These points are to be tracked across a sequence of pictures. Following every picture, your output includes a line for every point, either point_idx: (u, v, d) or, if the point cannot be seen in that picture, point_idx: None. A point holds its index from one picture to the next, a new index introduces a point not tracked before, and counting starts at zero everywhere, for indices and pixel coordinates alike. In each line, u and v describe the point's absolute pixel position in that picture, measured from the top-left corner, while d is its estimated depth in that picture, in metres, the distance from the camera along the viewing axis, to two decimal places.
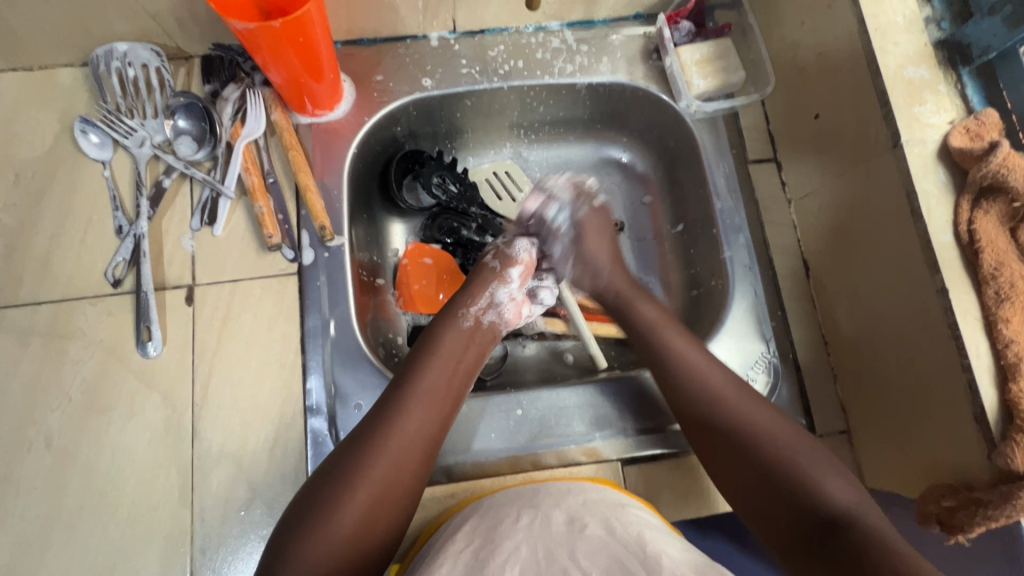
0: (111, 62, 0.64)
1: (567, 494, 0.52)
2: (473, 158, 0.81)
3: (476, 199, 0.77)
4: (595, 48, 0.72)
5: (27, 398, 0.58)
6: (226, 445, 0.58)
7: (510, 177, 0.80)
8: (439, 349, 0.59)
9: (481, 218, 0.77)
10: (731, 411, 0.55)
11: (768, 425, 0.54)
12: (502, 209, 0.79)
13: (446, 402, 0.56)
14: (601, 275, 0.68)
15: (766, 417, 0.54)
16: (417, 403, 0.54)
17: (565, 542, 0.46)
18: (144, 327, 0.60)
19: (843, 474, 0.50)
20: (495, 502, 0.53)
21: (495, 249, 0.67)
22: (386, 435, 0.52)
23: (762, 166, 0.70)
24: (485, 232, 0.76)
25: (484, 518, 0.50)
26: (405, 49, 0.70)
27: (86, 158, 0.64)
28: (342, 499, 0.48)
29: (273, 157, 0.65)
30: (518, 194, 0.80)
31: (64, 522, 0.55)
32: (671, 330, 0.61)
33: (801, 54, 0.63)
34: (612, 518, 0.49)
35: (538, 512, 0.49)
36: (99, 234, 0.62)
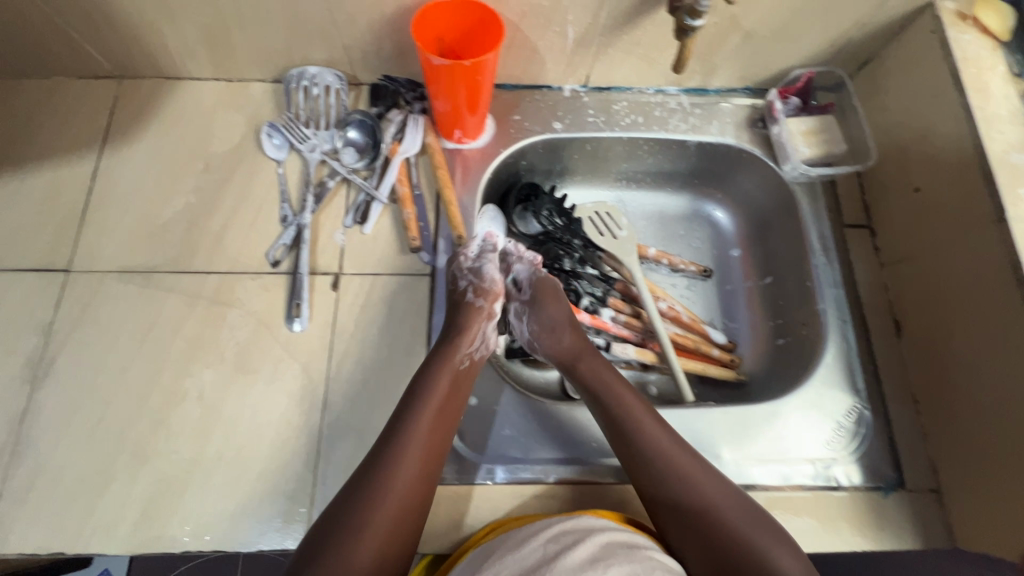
0: (301, 81, 0.75)
1: (592, 531, 0.53)
2: (578, 196, 0.90)
3: (580, 230, 0.84)
4: (707, 113, 0.81)
5: (188, 351, 0.65)
6: (352, 418, 0.64)
7: (611, 217, 0.84)
8: (433, 387, 0.60)
9: (582, 250, 0.85)
10: (694, 482, 0.57)
11: (724, 498, 0.56)
12: (606, 243, 0.83)
13: (440, 441, 0.58)
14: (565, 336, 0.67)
15: (719, 487, 0.57)
16: (415, 446, 0.56)
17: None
18: (295, 304, 0.67)
19: (793, 550, 0.54)
20: (513, 536, 0.54)
21: (470, 283, 0.66)
22: (386, 479, 0.54)
23: (857, 231, 0.75)
24: (584, 264, 0.85)
25: (508, 549, 0.52)
26: (541, 96, 0.80)
27: (264, 156, 0.75)
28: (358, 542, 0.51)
29: (421, 173, 0.74)
30: (618, 232, 0.83)
31: (203, 467, 0.61)
32: (629, 396, 0.63)
33: (904, 134, 0.70)
34: (633, 561, 0.50)
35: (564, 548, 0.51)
36: (266, 220, 0.72)
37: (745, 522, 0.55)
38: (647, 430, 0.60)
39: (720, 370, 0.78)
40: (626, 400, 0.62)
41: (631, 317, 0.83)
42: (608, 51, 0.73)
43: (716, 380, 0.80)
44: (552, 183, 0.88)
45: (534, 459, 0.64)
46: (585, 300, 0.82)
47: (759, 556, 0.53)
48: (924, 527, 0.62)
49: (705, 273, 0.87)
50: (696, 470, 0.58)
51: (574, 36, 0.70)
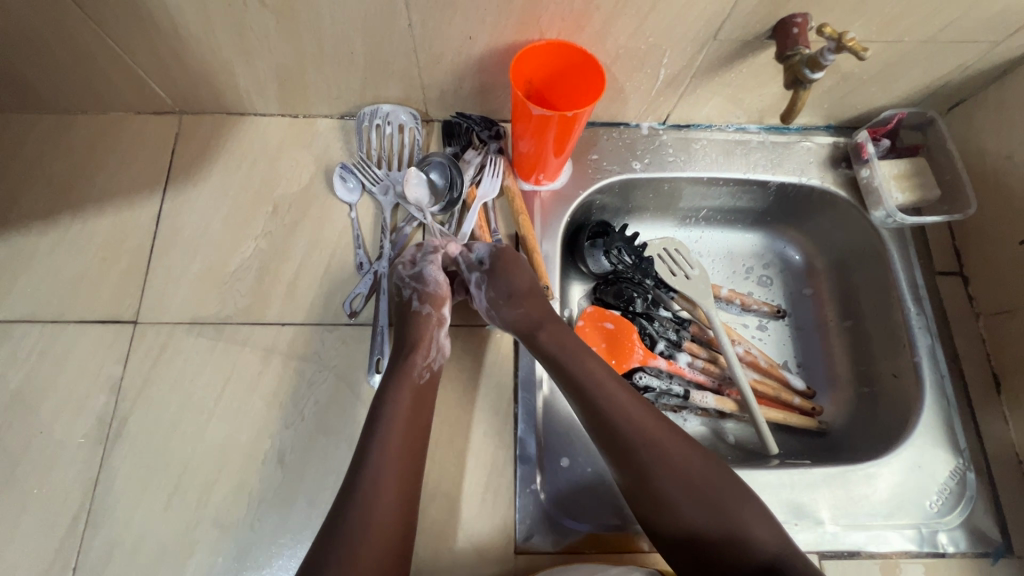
0: (374, 119, 0.72)
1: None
2: (648, 231, 0.87)
3: (652, 270, 0.82)
4: (789, 152, 0.78)
5: (266, 410, 0.62)
6: (441, 481, 0.61)
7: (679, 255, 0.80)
8: (396, 405, 0.55)
9: (654, 290, 0.82)
10: (663, 451, 0.54)
11: (694, 466, 0.54)
12: (678, 284, 0.79)
13: (415, 465, 0.53)
14: (523, 304, 0.63)
15: (691, 454, 0.55)
16: (390, 478, 0.51)
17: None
18: (375, 359, 0.64)
19: (765, 513, 0.52)
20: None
21: (416, 291, 0.63)
22: (364, 527, 0.48)
23: (949, 279, 0.72)
24: (654, 304, 0.82)
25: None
26: (619, 134, 0.77)
27: (335, 198, 0.71)
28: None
29: (499, 217, 0.72)
30: (691, 271, 0.79)
31: (289, 536, 0.58)
32: (599, 364, 0.59)
33: (1007, 183, 0.67)
34: None
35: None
36: (340, 267, 0.69)
37: (715, 489, 0.53)
38: (619, 403, 0.56)
39: (802, 419, 0.76)
40: (595, 369, 0.59)
41: (707, 362, 0.80)
42: (697, 91, 0.70)
43: (797, 429, 0.77)
44: (622, 219, 0.85)
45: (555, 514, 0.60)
46: (660, 344, 0.79)
47: (732, 522, 0.51)
48: None
49: (779, 314, 0.83)
50: (664, 438, 0.55)
51: (664, 77, 0.68)
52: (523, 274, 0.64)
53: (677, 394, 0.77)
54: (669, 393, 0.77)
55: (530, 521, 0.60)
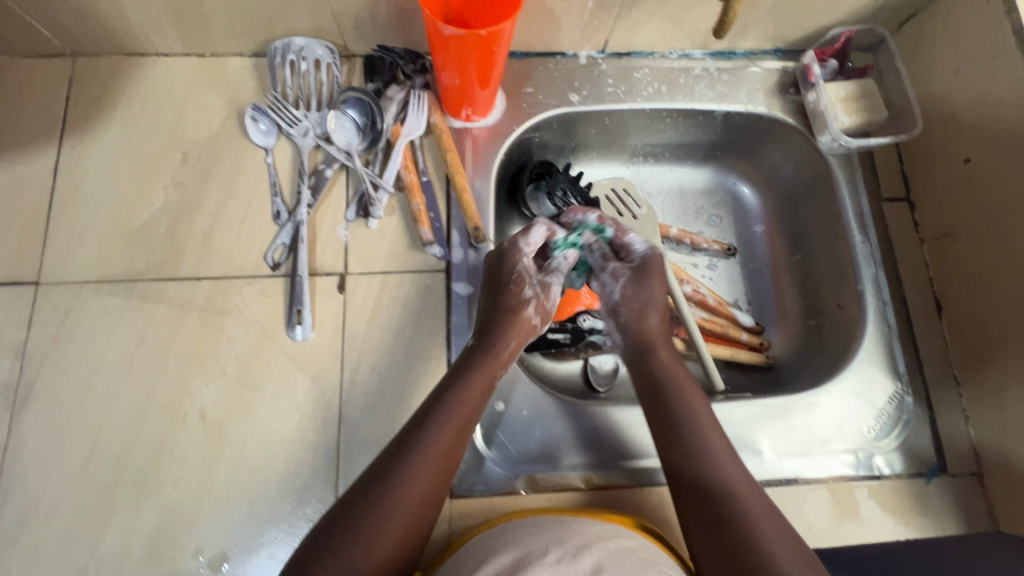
0: (287, 54, 0.67)
1: (601, 535, 0.49)
2: (592, 172, 0.83)
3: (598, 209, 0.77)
4: (736, 78, 0.74)
5: (184, 368, 0.59)
6: (371, 431, 0.59)
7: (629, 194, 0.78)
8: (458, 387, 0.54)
9: None
10: (749, 515, 0.50)
11: (782, 541, 0.48)
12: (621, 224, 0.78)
13: (455, 455, 0.52)
14: (648, 309, 0.63)
15: (780, 533, 0.49)
16: (438, 456, 0.50)
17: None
18: (296, 310, 0.61)
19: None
20: (503, 540, 0.50)
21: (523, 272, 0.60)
22: (423, 455, 0.50)
23: (895, 205, 0.71)
24: None
25: (508, 548, 0.48)
26: (555, 65, 0.72)
27: (250, 142, 0.66)
28: (364, 555, 0.45)
29: (427, 157, 0.67)
30: (637, 210, 0.77)
31: (214, 494, 0.56)
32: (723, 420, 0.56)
33: (955, 100, 0.64)
34: None
35: (563, 549, 0.46)
36: (258, 217, 0.64)
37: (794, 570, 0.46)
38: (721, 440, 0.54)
39: (749, 354, 0.75)
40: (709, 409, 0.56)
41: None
42: (633, 12, 0.66)
43: (746, 365, 0.76)
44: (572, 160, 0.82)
45: (595, 464, 0.61)
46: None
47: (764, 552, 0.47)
48: (965, 512, 0.61)
49: (729, 252, 0.81)
50: (763, 509, 0.50)
51: None
52: (657, 287, 0.64)
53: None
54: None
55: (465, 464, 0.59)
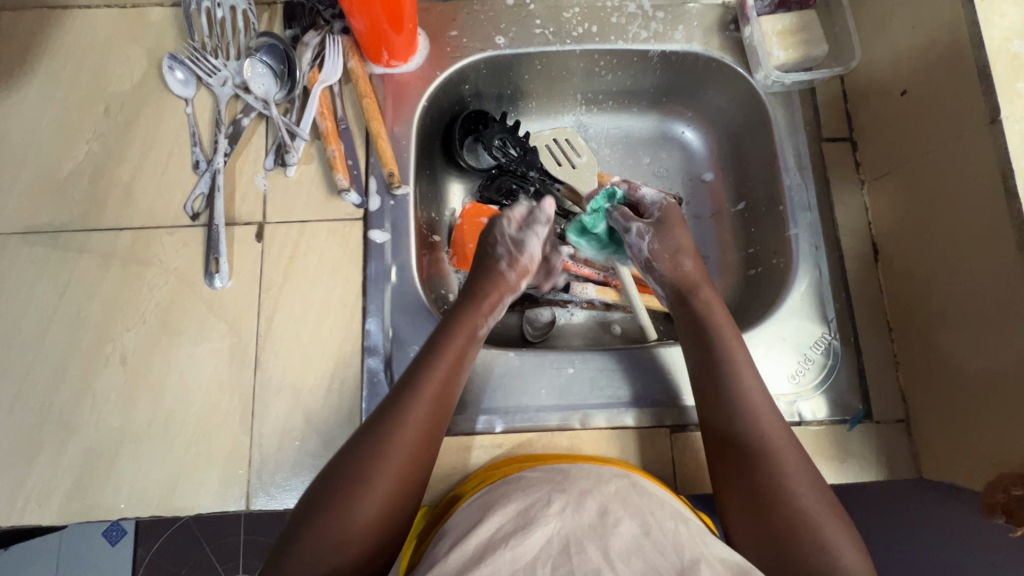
0: (201, 1, 0.66)
1: (602, 481, 0.52)
2: (536, 123, 0.81)
3: (537, 161, 0.75)
4: (672, 16, 0.70)
5: (107, 315, 0.61)
6: (285, 376, 0.60)
7: (571, 145, 0.73)
8: (447, 342, 0.57)
9: (539, 182, 0.75)
10: (768, 443, 0.53)
11: (796, 466, 0.52)
12: (561, 175, 0.73)
13: (449, 399, 0.55)
14: (685, 255, 0.65)
15: (795, 459, 0.52)
16: (430, 400, 0.53)
17: (596, 535, 0.46)
18: (213, 259, 0.62)
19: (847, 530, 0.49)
20: (507, 488, 0.52)
21: (507, 249, 0.63)
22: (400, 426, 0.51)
23: (836, 145, 0.67)
24: (541, 198, 0.76)
25: (511, 497, 0.50)
26: (480, 6, 0.70)
27: (171, 94, 0.66)
28: (365, 493, 0.49)
29: (347, 104, 0.66)
30: (579, 161, 0.73)
31: (134, 434, 0.58)
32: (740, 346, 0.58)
33: (894, 28, 0.60)
34: (647, 514, 0.49)
35: (567, 496, 0.49)
36: (178, 167, 0.65)
37: (808, 493, 0.51)
38: (738, 374, 0.56)
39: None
40: (733, 346, 0.58)
41: (591, 255, 0.77)
42: None
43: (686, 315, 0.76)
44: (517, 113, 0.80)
45: (622, 408, 0.62)
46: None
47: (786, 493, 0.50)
48: (889, 459, 0.59)
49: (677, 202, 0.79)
50: (778, 433, 0.54)
51: None
52: (682, 232, 0.66)
53: (557, 286, 0.76)
54: (550, 286, 0.76)
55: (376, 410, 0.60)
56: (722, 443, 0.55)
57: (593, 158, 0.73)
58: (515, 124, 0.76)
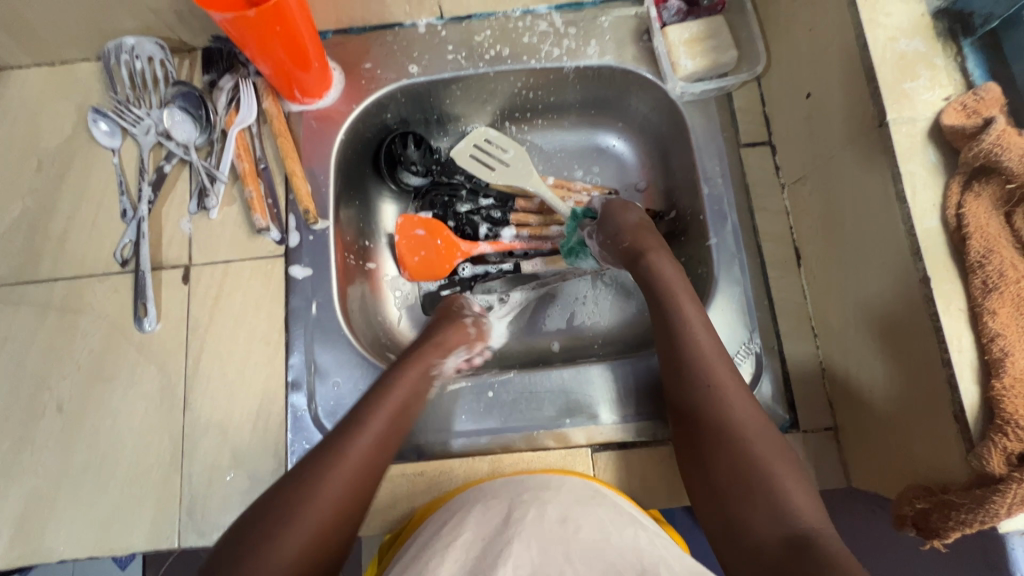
0: (120, 55, 0.68)
1: (557, 490, 0.53)
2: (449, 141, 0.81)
3: (457, 164, 0.78)
4: (584, 31, 0.70)
5: (44, 365, 0.63)
6: (213, 415, 0.61)
7: (491, 139, 0.76)
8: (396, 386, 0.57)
9: (467, 183, 0.79)
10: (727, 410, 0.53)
11: (756, 422, 0.52)
12: (500, 177, 0.75)
13: (392, 438, 0.54)
14: (623, 239, 0.65)
15: (748, 410, 0.53)
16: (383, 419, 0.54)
17: (558, 538, 0.46)
18: (141, 304, 0.64)
19: (805, 485, 0.48)
20: (478, 494, 0.54)
21: (474, 315, 0.68)
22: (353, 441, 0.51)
23: (754, 150, 0.66)
24: (477, 195, 0.79)
25: (471, 512, 0.51)
26: (393, 37, 0.71)
27: (98, 146, 0.69)
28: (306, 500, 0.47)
29: (266, 144, 0.68)
30: (504, 156, 0.75)
31: (70, 479, 0.60)
32: (691, 308, 0.59)
33: (796, 31, 0.59)
34: (608, 525, 0.48)
35: (529, 505, 0.50)
36: (108, 217, 0.67)
37: (767, 450, 0.50)
38: (697, 339, 0.56)
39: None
40: (682, 305, 0.59)
41: (535, 228, 0.77)
42: None
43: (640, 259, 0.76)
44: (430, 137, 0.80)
45: (556, 422, 0.61)
46: (482, 229, 0.78)
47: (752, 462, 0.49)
48: (817, 470, 0.58)
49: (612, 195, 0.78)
50: (729, 385, 0.54)
51: None
52: (628, 214, 0.67)
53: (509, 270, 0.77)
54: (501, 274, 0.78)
55: (301, 444, 0.61)
56: (684, 401, 0.55)
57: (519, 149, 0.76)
58: (422, 138, 0.77)
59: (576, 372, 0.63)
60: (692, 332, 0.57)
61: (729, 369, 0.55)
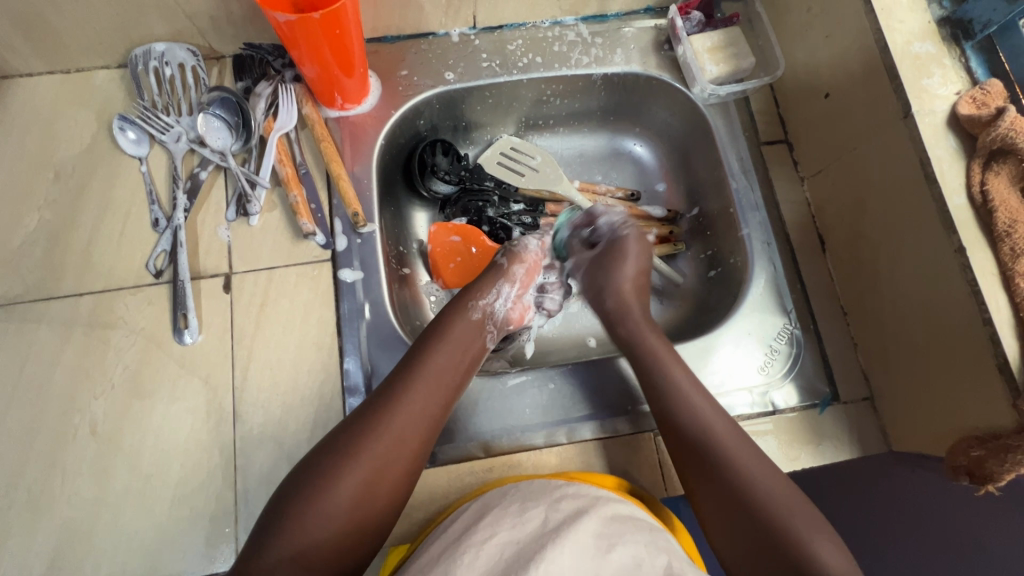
0: (149, 61, 0.67)
1: (597, 502, 0.50)
2: (474, 150, 0.83)
3: (487, 173, 0.79)
4: (610, 41, 0.75)
5: (72, 385, 0.59)
6: (266, 426, 0.59)
7: (516, 151, 0.80)
8: (450, 329, 0.60)
9: (497, 189, 0.79)
10: (728, 453, 0.53)
11: (759, 466, 0.52)
12: (530, 182, 0.79)
13: (445, 394, 0.56)
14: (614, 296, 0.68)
15: (751, 455, 0.53)
16: (419, 390, 0.54)
17: (593, 560, 0.44)
18: (181, 315, 0.61)
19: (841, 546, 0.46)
20: (512, 496, 0.52)
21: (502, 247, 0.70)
22: (394, 411, 0.52)
23: (774, 148, 0.72)
24: (507, 201, 0.78)
25: (505, 511, 0.50)
26: (428, 45, 0.73)
27: (124, 154, 0.66)
28: (336, 483, 0.48)
29: (305, 150, 0.67)
30: (533, 163, 0.80)
31: (109, 506, 0.56)
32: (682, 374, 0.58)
33: (811, 38, 0.66)
34: (642, 548, 0.46)
35: (563, 513, 0.48)
36: (137, 227, 0.64)
37: (774, 489, 0.50)
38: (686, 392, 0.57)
39: (660, 248, 0.78)
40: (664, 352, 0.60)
41: None
42: None
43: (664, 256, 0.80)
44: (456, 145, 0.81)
45: (612, 415, 0.63)
46: (515, 232, 0.77)
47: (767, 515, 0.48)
48: (861, 438, 0.62)
49: (634, 197, 0.81)
50: (726, 433, 0.54)
51: None
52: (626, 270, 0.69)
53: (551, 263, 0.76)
54: None
55: None
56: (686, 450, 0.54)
57: (546, 156, 0.80)
58: (453, 148, 0.78)
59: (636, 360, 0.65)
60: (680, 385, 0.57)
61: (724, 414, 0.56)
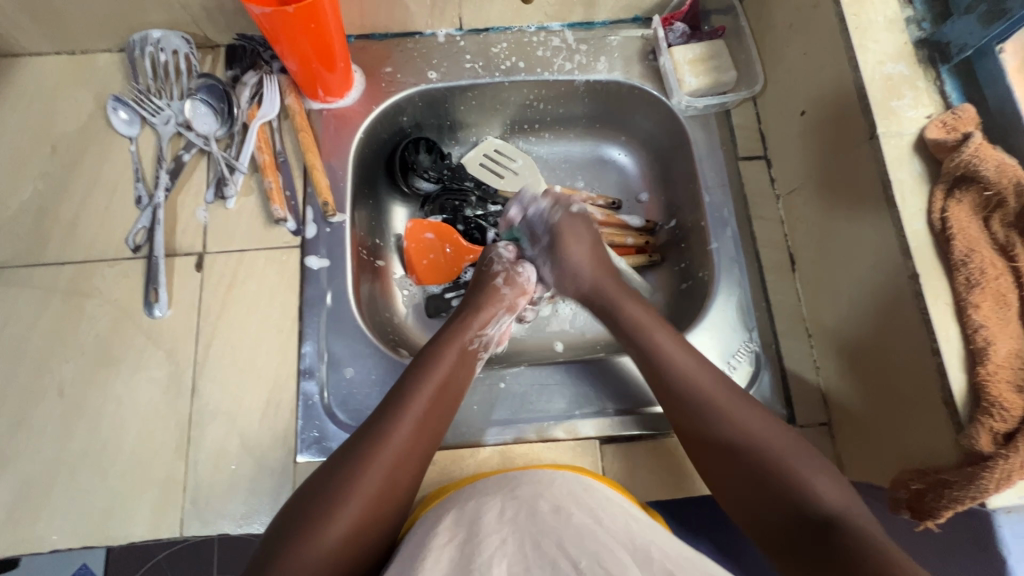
0: (146, 47, 0.70)
1: (551, 483, 0.53)
2: (459, 150, 0.84)
3: (468, 173, 0.80)
4: (595, 48, 0.75)
5: (46, 349, 0.62)
6: (222, 402, 0.61)
7: (499, 155, 0.82)
8: (437, 366, 0.58)
9: (477, 190, 0.79)
10: (724, 407, 0.54)
11: (748, 415, 0.53)
12: (508, 185, 0.81)
13: (433, 418, 0.55)
14: (582, 277, 0.67)
15: (749, 408, 0.54)
16: (405, 425, 0.53)
17: (550, 527, 0.46)
18: (153, 289, 0.64)
19: (832, 474, 0.49)
20: (478, 488, 0.53)
21: (504, 268, 0.68)
22: (379, 448, 0.51)
23: (752, 163, 0.71)
24: (485, 202, 0.79)
25: (464, 507, 0.51)
26: (414, 44, 0.75)
27: (115, 133, 0.69)
28: (326, 525, 0.46)
29: (285, 138, 0.70)
30: (514, 165, 0.81)
31: (68, 465, 0.59)
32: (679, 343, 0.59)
33: (791, 54, 0.65)
34: (598, 510, 0.49)
35: (520, 500, 0.50)
36: (121, 203, 0.67)
37: (771, 439, 0.51)
38: (688, 368, 0.57)
39: (635, 258, 0.77)
40: (653, 322, 0.61)
41: None
42: None
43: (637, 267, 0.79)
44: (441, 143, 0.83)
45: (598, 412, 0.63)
46: (489, 233, 0.78)
47: (767, 470, 0.50)
48: None
49: (615, 206, 0.81)
50: (713, 387, 0.55)
51: None
52: (576, 256, 0.67)
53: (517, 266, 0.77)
54: None
55: (311, 432, 0.60)
56: (682, 415, 0.55)
57: (527, 160, 0.82)
58: (437, 148, 0.79)
59: (583, 366, 0.65)
60: (674, 360, 0.57)
61: (727, 383, 0.56)
